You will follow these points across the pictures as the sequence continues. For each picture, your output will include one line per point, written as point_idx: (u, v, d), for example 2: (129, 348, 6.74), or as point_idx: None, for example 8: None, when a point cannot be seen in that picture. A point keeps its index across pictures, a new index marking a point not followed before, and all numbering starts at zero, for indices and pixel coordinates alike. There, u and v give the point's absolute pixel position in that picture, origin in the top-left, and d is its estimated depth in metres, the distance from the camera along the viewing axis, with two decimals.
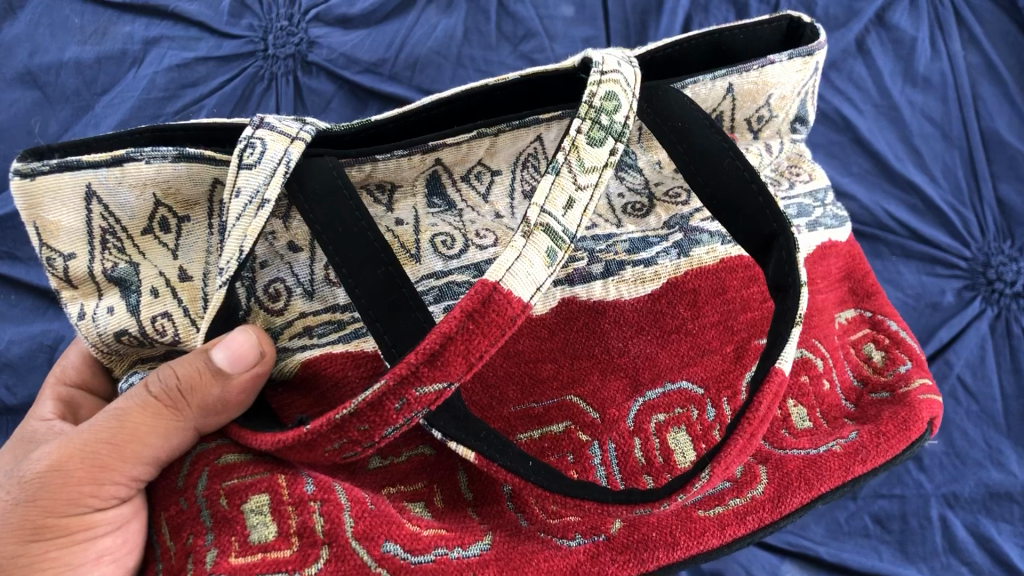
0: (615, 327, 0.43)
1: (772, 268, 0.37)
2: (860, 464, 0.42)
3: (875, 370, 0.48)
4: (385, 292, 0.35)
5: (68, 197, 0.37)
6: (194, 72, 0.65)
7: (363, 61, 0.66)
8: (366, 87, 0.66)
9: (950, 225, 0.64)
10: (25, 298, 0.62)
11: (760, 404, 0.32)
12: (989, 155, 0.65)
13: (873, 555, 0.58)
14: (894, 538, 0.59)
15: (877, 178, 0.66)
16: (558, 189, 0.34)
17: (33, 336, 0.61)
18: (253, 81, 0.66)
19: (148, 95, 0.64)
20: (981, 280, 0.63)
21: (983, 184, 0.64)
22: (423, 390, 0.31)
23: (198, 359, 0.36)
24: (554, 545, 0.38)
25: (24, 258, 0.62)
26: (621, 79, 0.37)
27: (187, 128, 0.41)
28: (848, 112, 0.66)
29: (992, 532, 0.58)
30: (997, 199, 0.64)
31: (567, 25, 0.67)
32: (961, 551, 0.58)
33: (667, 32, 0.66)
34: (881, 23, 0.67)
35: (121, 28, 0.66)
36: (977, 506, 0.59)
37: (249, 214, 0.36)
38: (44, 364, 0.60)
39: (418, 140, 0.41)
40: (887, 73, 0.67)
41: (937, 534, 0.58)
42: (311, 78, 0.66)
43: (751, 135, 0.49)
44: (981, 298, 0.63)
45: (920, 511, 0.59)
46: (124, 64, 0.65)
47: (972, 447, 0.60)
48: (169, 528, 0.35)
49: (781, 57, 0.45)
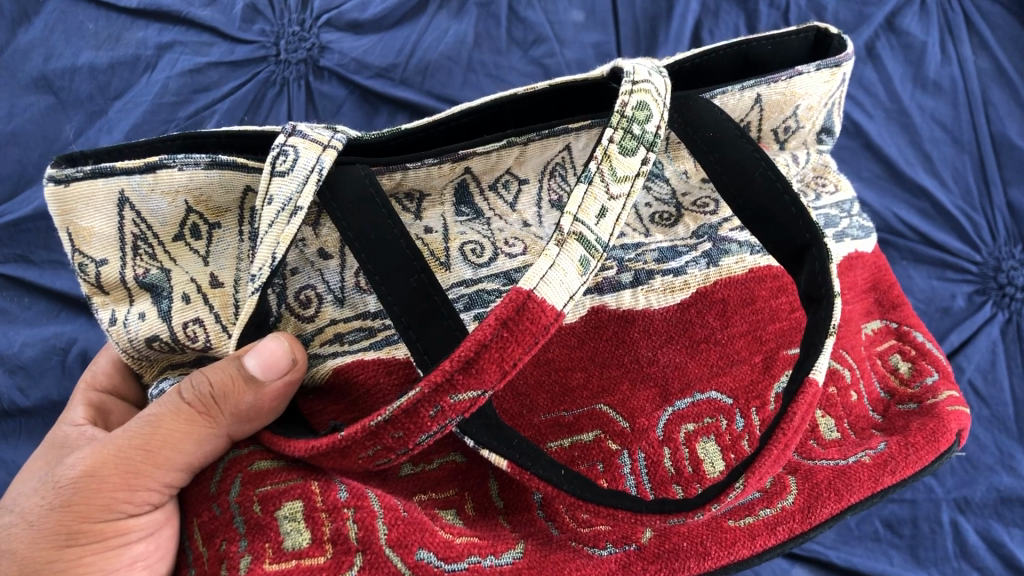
0: (644, 337, 0.43)
1: (804, 278, 0.37)
2: (889, 475, 0.42)
3: (902, 382, 0.47)
4: (417, 300, 0.35)
5: (101, 203, 0.37)
6: (207, 77, 0.66)
7: (374, 66, 0.66)
8: (376, 91, 0.66)
9: (961, 231, 0.64)
10: (38, 301, 0.62)
11: (795, 414, 0.32)
12: (1000, 159, 0.65)
13: (884, 559, 0.58)
14: (905, 543, 0.59)
15: (887, 183, 0.66)
16: (592, 198, 0.34)
17: (46, 338, 0.61)
18: (265, 86, 0.66)
19: (160, 100, 0.65)
20: (991, 284, 0.63)
21: (994, 188, 0.64)
22: (458, 398, 0.31)
23: (230, 365, 0.36)
24: (585, 555, 0.38)
25: (38, 261, 0.62)
26: (653, 89, 0.37)
27: (219, 135, 0.41)
28: (858, 118, 0.66)
29: (1004, 538, 0.57)
30: (1007, 204, 0.64)
31: (578, 30, 0.67)
32: (972, 556, 0.57)
33: (677, 39, 0.66)
34: (891, 27, 0.67)
35: (135, 33, 0.66)
36: (988, 511, 0.58)
37: (282, 220, 0.36)
38: (55, 367, 0.60)
39: (449, 149, 0.41)
40: (898, 78, 0.67)
41: (948, 539, 0.58)
42: (323, 83, 0.66)
43: (778, 146, 0.49)
44: (992, 302, 0.62)
45: (931, 515, 0.59)
46: (137, 69, 0.66)
47: (983, 452, 0.60)
48: (202, 534, 0.35)
49: (809, 68, 0.45)
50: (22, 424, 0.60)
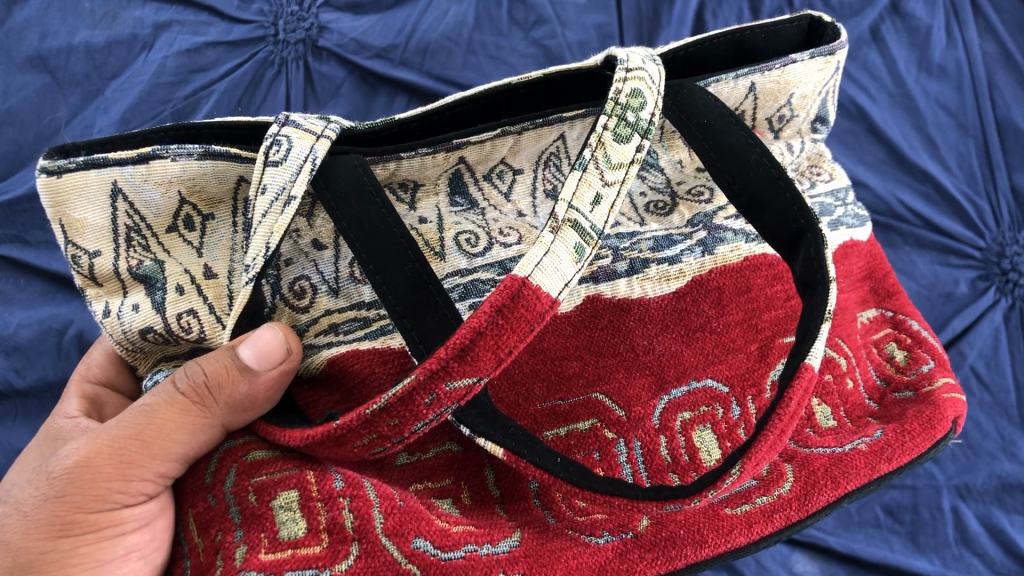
0: (640, 325, 0.43)
1: (800, 264, 0.37)
2: (886, 462, 0.42)
3: (897, 370, 0.47)
4: (412, 289, 0.35)
5: (94, 195, 0.37)
6: (205, 57, 0.65)
7: (373, 47, 0.66)
8: (376, 72, 0.66)
9: (965, 217, 0.64)
10: (34, 282, 0.61)
11: (790, 400, 0.32)
12: (1005, 143, 0.65)
13: (884, 546, 0.58)
14: (906, 529, 0.59)
15: (891, 168, 0.66)
16: (586, 185, 0.34)
17: (42, 319, 0.60)
18: (263, 66, 0.66)
19: (157, 80, 0.64)
20: (994, 270, 0.63)
21: (998, 173, 0.64)
22: (453, 385, 0.31)
23: (224, 356, 0.35)
24: (582, 542, 0.38)
25: (33, 243, 0.61)
26: (646, 76, 0.37)
27: (213, 126, 0.40)
28: (862, 101, 0.66)
29: (1004, 524, 0.57)
30: (1012, 188, 0.64)
31: (579, 12, 0.67)
32: (973, 543, 0.57)
33: (680, 20, 0.67)
34: (896, 11, 0.67)
35: (131, 12, 0.66)
36: (989, 497, 0.58)
37: (276, 211, 0.36)
38: (52, 349, 0.60)
39: (443, 139, 0.41)
40: (902, 62, 0.67)
41: (949, 525, 0.58)
42: (322, 63, 0.66)
43: (772, 134, 0.49)
44: (995, 289, 0.63)
45: (931, 501, 0.59)
46: (134, 48, 0.65)
47: (984, 439, 0.60)
48: (197, 525, 0.35)
49: (802, 56, 0.45)
50: (19, 405, 0.60)
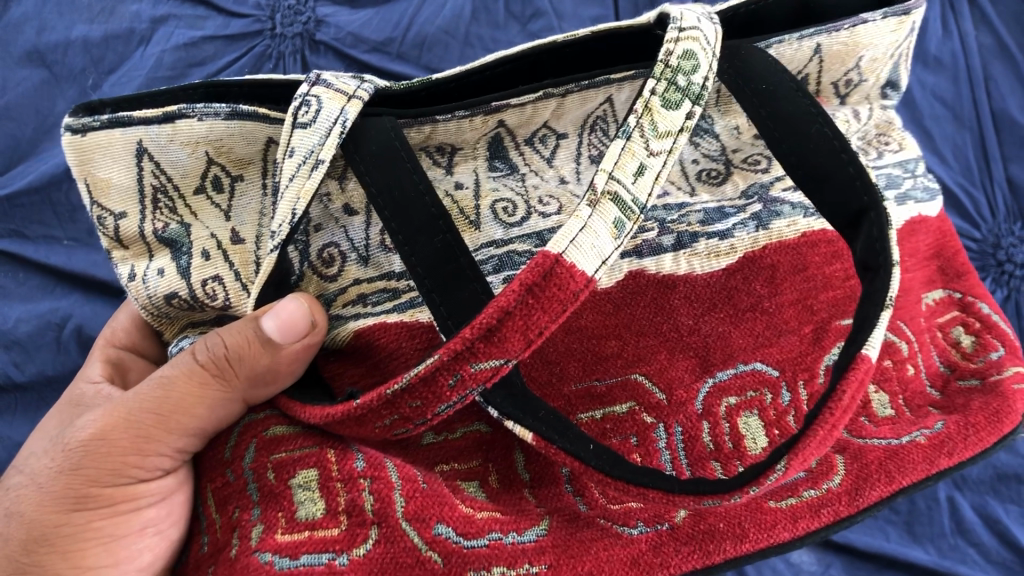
0: (685, 303, 0.41)
1: (861, 245, 0.33)
2: (946, 457, 0.39)
3: (963, 356, 0.44)
4: (442, 262, 0.32)
5: (119, 154, 0.36)
6: (202, 51, 0.64)
7: (371, 40, 0.64)
8: (374, 65, 0.64)
9: (960, 208, 0.60)
10: (32, 276, 0.60)
11: (845, 393, 0.30)
12: (1000, 136, 0.61)
13: (881, 535, 0.55)
14: (901, 518, 0.55)
15: None
16: (630, 154, 0.31)
17: (39, 314, 0.59)
18: (260, 60, 0.64)
19: (155, 74, 0.63)
20: (990, 261, 0.59)
21: (993, 164, 0.60)
22: (479, 366, 0.29)
23: (247, 327, 0.34)
24: (614, 533, 0.36)
25: (32, 237, 0.61)
26: (701, 37, 0.34)
27: (242, 84, 0.38)
28: None
29: (999, 513, 0.54)
30: (1007, 180, 0.60)
31: (576, 5, 0.65)
32: (969, 533, 0.54)
33: None
34: None
35: (128, 7, 0.65)
36: (984, 487, 0.55)
37: (304, 174, 0.34)
38: (52, 342, 0.59)
39: (482, 101, 0.39)
40: None
41: (945, 516, 0.55)
42: (319, 57, 0.64)
43: (838, 100, 0.46)
44: (991, 280, 0.59)
45: (928, 492, 0.56)
46: (131, 42, 0.64)
47: None
48: (215, 501, 0.34)
49: (874, 16, 0.41)
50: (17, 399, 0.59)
